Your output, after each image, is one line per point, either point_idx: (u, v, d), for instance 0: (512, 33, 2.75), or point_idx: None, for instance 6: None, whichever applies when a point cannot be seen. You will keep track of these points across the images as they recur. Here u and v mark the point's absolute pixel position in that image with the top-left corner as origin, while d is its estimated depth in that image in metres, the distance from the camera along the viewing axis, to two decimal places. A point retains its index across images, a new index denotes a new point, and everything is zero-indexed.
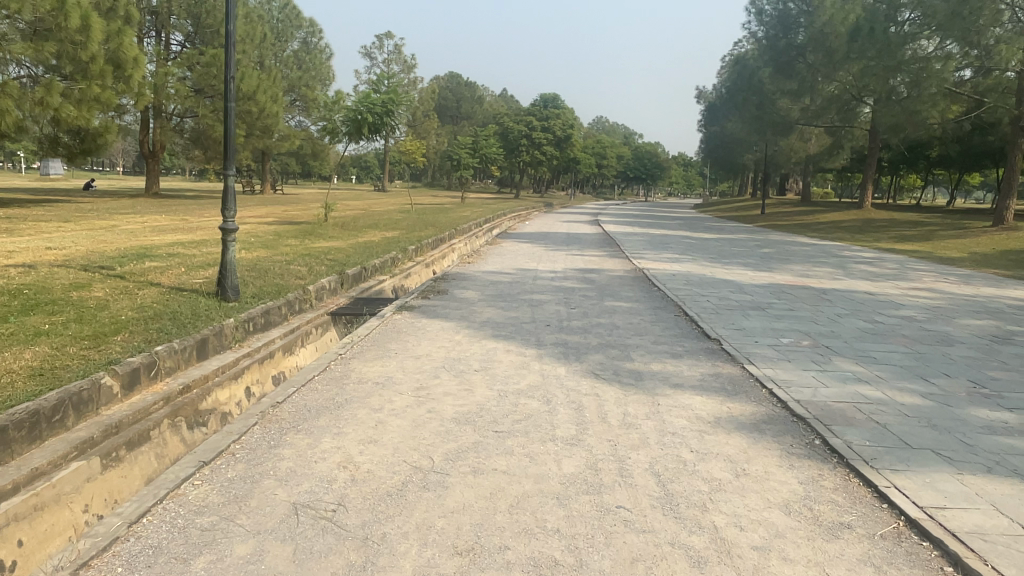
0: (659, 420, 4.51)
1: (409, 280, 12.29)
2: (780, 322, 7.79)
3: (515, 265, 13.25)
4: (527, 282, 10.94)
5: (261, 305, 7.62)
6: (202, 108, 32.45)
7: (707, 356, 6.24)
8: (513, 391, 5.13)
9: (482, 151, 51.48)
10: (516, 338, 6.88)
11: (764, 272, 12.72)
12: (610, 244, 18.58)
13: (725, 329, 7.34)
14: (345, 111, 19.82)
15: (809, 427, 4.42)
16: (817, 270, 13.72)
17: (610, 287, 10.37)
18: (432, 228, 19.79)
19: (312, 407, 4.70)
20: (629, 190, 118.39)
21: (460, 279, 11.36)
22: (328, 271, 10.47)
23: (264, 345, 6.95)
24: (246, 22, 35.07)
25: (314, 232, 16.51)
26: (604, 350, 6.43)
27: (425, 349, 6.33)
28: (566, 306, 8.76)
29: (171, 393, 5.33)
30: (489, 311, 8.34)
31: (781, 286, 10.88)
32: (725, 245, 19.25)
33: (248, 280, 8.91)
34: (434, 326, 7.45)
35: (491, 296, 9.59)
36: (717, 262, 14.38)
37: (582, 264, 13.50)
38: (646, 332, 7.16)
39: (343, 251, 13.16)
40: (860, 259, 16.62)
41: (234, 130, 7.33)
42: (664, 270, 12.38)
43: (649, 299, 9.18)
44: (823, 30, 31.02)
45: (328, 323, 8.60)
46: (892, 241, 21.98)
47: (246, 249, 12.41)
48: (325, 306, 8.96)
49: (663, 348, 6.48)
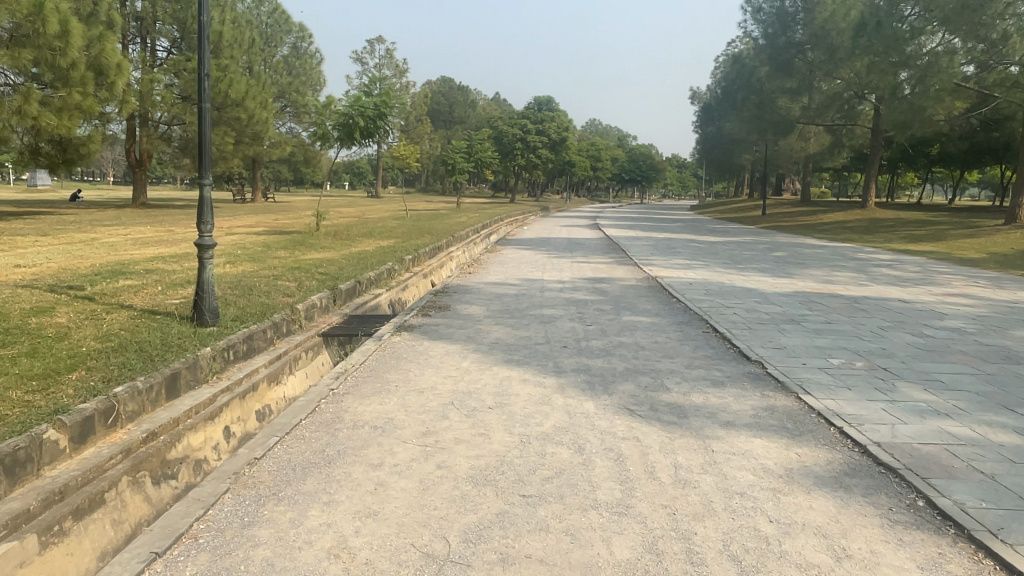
0: (719, 476, 3.71)
1: (406, 293, 11.52)
2: (823, 339, 7.01)
3: (518, 275, 12.45)
4: (534, 295, 10.15)
5: (242, 329, 6.80)
6: (191, 115, 31.68)
7: (752, 383, 5.45)
8: (537, 435, 4.31)
9: (476, 156, 50.72)
10: (532, 364, 6.09)
11: (785, 279, 11.94)
12: (614, 249, 17.82)
13: (764, 348, 6.56)
14: (335, 115, 18.96)
15: (904, 481, 3.66)
16: (839, 275, 12.94)
17: (625, 299, 9.59)
18: (427, 236, 19.01)
19: (297, 464, 3.88)
20: (623, 193, 117.73)
21: (462, 292, 10.56)
22: (319, 286, 9.66)
23: (246, 376, 6.16)
24: (234, 27, 34.22)
25: (304, 242, 15.73)
26: (633, 378, 5.63)
27: (429, 380, 5.53)
28: (581, 323, 7.97)
29: (133, 443, 4.54)
30: (497, 331, 7.54)
31: (808, 294, 10.12)
32: (734, 249, 18.53)
33: (229, 299, 8.09)
34: (439, 350, 6.66)
35: (498, 311, 8.82)
36: (731, 267, 13.61)
37: (589, 273, 12.71)
38: (676, 354, 6.37)
39: (335, 262, 12.38)
40: (878, 261, 15.89)
41: (210, 135, 6.51)
42: (678, 278, 11.64)
43: (672, 313, 8.41)
44: (824, 27, 30.37)
45: (319, 346, 7.81)
46: (903, 242, 21.30)
47: (231, 263, 11.58)
48: (316, 326, 8.15)
49: (700, 375, 5.69)
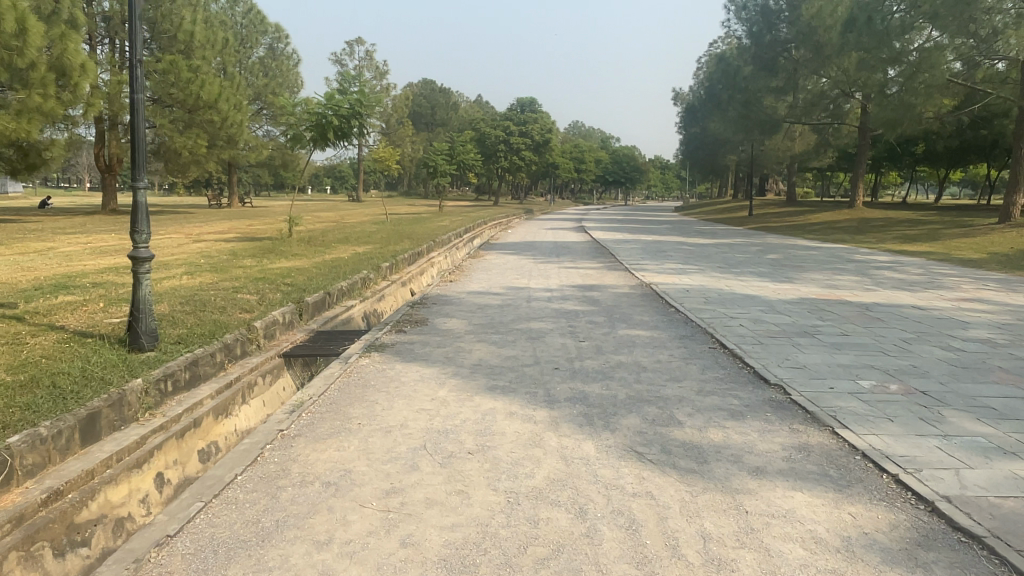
0: (761, 552, 2.91)
1: (381, 304, 10.69)
2: (845, 356, 6.24)
3: (502, 284, 11.61)
4: (520, 305, 9.32)
5: (185, 354, 5.93)
6: (159, 118, 30.63)
7: (777, 415, 4.66)
8: (529, 492, 3.49)
9: (458, 158, 49.81)
10: (518, 392, 5.26)
11: (786, 284, 11.20)
12: (602, 253, 17.02)
13: (781, 368, 5.79)
14: (307, 114, 17.98)
15: (995, 556, 2.88)
16: (841, 279, 12.28)
17: (619, 310, 8.76)
18: (407, 241, 18.16)
19: (222, 544, 3.05)
20: (606, 194, 117.37)
21: (442, 303, 9.69)
22: (283, 299, 8.80)
23: (186, 412, 5.31)
24: (206, 27, 33.17)
25: (274, 249, 14.83)
26: (638, 409, 4.81)
27: (398, 417, 4.67)
28: (574, 339, 7.14)
29: (28, 507, 3.67)
30: (479, 350, 6.69)
31: (815, 301, 9.38)
32: (727, 251, 17.85)
33: (177, 316, 7.21)
34: (414, 374, 5.82)
35: (480, 325, 7.98)
36: (727, 272, 12.91)
37: (578, 280, 11.90)
38: (684, 378, 5.56)
39: (305, 271, 11.50)
40: (876, 263, 15.27)
41: (144, 131, 5.66)
42: (673, 284, 10.88)
43: (674, 327, 7.60)
44: (809, 24, 29.88)
45: (279, 369, 6.95)
46: (897, 242, 20.74)
47: (190, 274, 10.67)
48: (276, 346, 7.30)
49: (714, 405, 4.89)
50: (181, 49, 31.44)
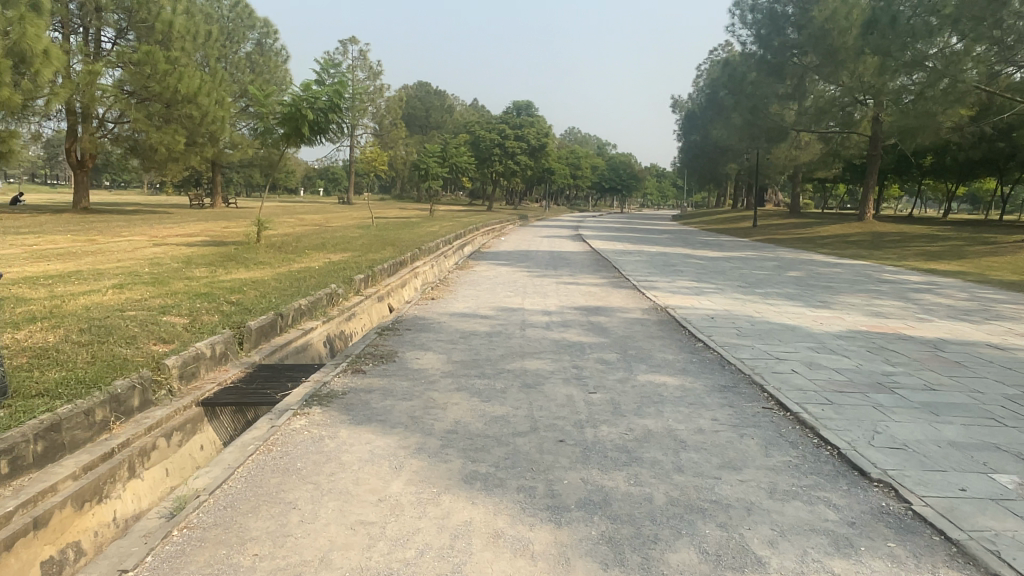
0: None
1: (349, 326, 9.07)
2: (953, 428, 4.61)
3: (492, 303, 9.92)
4: (513, 335, 7.62)
5: (43, 414, 4.27)
6: (134, 112, 28.79)
7: (907, 550, 3.02)
8: None
9: (451, 161, 48.16)
10: (507, 488, 3.56)
11: (825, 310, 9.58)
12: (604, 267, 15.44)
13: (876, 449, 4.17)
14: (281, 105, 16.28)
15: None
16: (883, 303, 10.73)
17: (634, 344, 7.10)
18: (391, 248, 16.59)
19: None
20: (602, 203, 115.65)
21: (418, 329, 7.99)
22: (221, 324, 7.15)
23: (22, 506, 3.63)
24: (188, 18, 31.43)
25: (237, 256, 13.13)
26: (690, 532, 3.12)
27: (319, 543, 3.01)
28: (583, 389, 5.44)
29: None
30: (455, 406, 4.98)
31: (870, 336, 7.74)
32: (741, 266, 16.27)
33: (64, 352, 5.53)
34: (364, 449, 4.13)
35: (461, 364, 6.27)
36: (751, 293, 11.30)
37: (581, 300, 10.23)
38: (744, 467, 3.92)
39: (262, 284, 9.85)
40: (911, 285, 13.69)
41: None
42: (692, 308, 9.27)
43: (709, 373, 5.94)
44: (822, 28, 28.42)
45: (193, 426, 5.29)
46: (919, 259, 19.26)
47: (121, 287, 8.99)
48: (195, 392, 5.61)
49: (801, 523, 3.24)
50: (159, 40, 29.63)
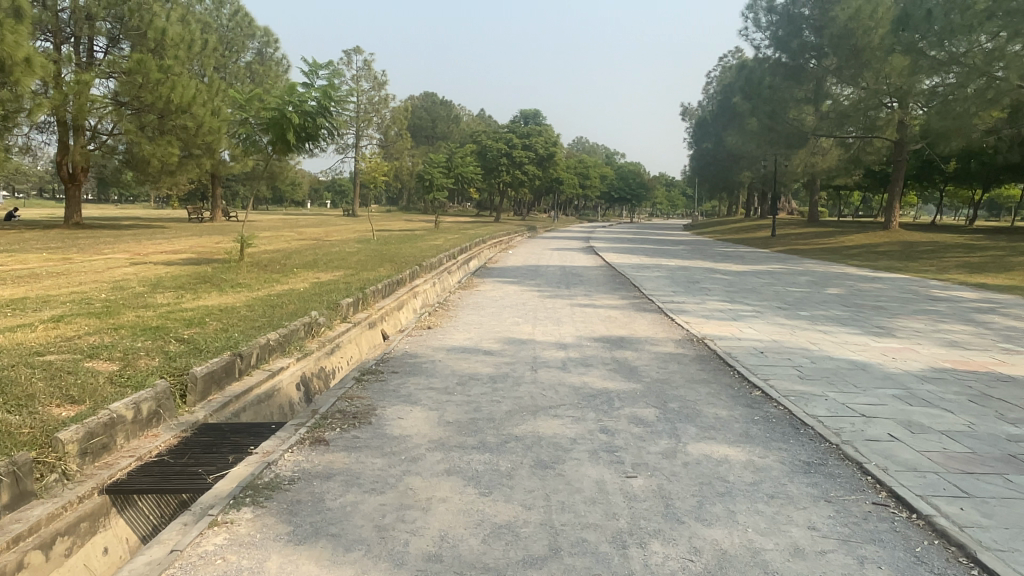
0: None
1: (329, 362, 7.64)
2: None
3: (498, 333, 8.51)
4: (522, 380, 6.18)
5: None
6: (127, 123, 27.60)
7: None
8: None
9: (456, 171, 46.79)
10: None
11: (892, 340, 8.10)
12: (622, 285, 14.02)
13: None
14: (263, 110, 14.97)
15: None
16: (949, 327, 9.26)
17: (673, 394, 5.65)
18: (388, 265, 15.23)
19: None
20: (611, 211, 114.41)
21: (407, 372, 6.57)
22: (157, 371, 5.72)
23: None
24: (184, 26, 30.36)
25: (212, 278, 11.77)
26: None
27: None
28: (617, 472, 4.00)
29: None
30: (444, 505, 3.54)
31: (965, 379, 6.22)
32: (773, 282, 14.80)
33: None
34: None
35: (455, 427, 4.84)
36: (794, 316, 9.84)
37: (601, 328, 8.80)
38: None
39: (230, 314, 8.45)
40: (968, 302, 12.21)
41: None
42: (734, 339, 7.79)
43: (782, 441, 4.49)
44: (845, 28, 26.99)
45: (90, 524, 3.85)
46: (959, 272, 17.75)
47: (58, 320, 7.57)
48: (100, 476, 4.16)
49: None
50: (152, 48, 28.52)
